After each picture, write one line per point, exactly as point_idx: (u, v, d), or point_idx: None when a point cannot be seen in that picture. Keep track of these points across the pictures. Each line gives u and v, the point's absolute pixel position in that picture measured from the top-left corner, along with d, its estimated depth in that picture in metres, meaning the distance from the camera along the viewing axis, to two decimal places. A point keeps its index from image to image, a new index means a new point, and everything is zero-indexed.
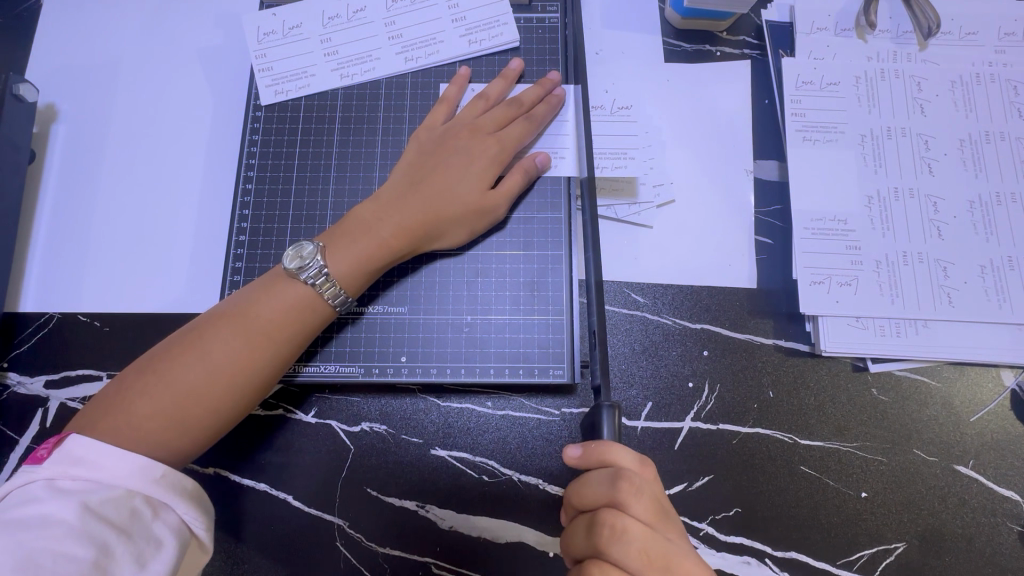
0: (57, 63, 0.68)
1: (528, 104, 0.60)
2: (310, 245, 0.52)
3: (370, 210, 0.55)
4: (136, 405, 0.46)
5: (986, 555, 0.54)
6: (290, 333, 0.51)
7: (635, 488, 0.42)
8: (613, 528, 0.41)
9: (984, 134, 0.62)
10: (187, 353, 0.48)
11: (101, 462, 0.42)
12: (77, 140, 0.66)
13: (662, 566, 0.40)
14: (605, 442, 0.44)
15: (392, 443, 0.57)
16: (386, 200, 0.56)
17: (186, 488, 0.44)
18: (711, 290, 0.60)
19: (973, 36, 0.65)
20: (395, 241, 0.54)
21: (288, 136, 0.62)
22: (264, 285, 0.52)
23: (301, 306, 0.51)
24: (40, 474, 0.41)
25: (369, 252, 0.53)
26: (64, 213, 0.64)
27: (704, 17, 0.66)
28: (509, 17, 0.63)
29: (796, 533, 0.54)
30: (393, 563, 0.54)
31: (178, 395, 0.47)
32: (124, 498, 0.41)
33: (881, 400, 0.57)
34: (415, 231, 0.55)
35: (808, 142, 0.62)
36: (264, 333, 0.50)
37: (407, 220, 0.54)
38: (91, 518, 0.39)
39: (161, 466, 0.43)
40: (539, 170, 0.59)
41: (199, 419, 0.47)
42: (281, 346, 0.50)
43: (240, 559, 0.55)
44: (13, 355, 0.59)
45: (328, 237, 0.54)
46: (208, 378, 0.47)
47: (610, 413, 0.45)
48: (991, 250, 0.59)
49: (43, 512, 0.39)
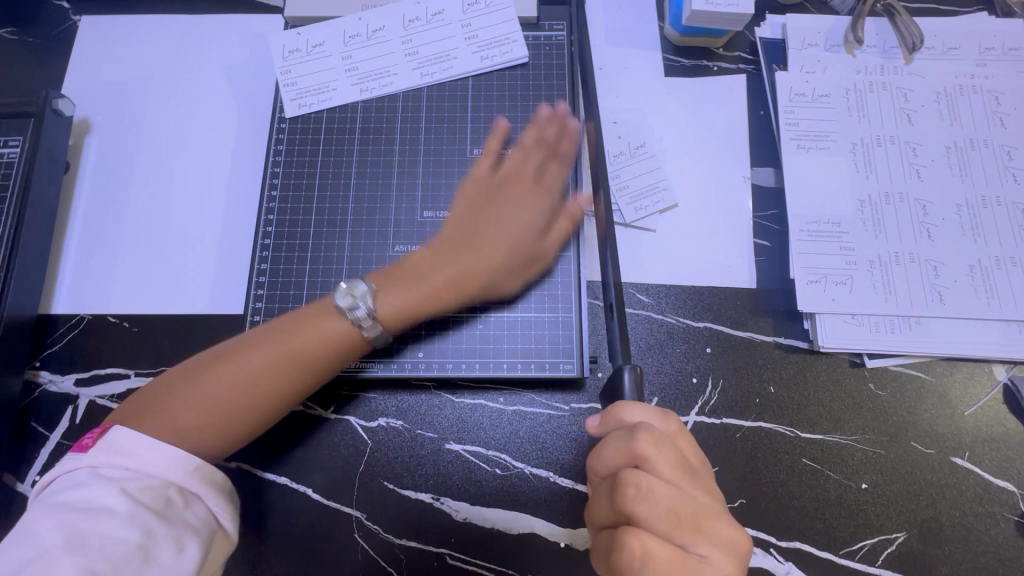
0: (91, 80, 0.72)
1: (559, 146, 0.63)
2: (361, 285, 0.54)
3: (426, 257, 0.58)
4: (174, 412, 0.48)
5: (984, 545, 0.55)
6: (328, 364, 0.53)
7: (658, 448, 0.42)
8: (638, 488, 0.41)
9: (969, 142, 0.65)
10: (230, 365, 0.50)
11: (141, 453, 0.44)
12: (110, 153, 0.70)
13: (692, 525, 0.41)
14: (619, 404, 0.46)
15: (408, 437, 0.59)
16: (440, 248, 0.59)
17: (216, 479, 0.46)
18: (713, 291, 0.63)
19: (956, 51, 0.69)
20: (444, 292, 0.57)
21: (310, 146, 0.66)
22: (305, 316, 0.54)
23: (340, 341, 0.53)
24: (84, 463, 0.43)
25: (421, 301, 0.56)
26: (96, 223, 0.67)
27: (702, 34, 0.70)
28: (519, 36, 0.67)
29: (799, 525, 0.56)
30: (409, 554, 0.56)
31: (217, 405, 0.49)
32: (161, 487, 0.43)
33: (878, 394, 0.59)
34: (466, 285, 0.58)
35: (803, 150, 0.66)
36: (291, 361, 0.51)
37: (456, 271, 0.57)
38: (135, 504, 0.41)
39: (194, 459, 0.45)
40: (584, 214, 0.61)
41: (234, 431, 0.50)
42: (309, 368, 0.52)
43: (261, 551, 0.56)
44: (45, 356, 0.62)
45: (380, 280, 0.57)
46: (241, 395, 0.50)
47: (631, 372, 0.47)
48: (978, 250, 0.61)
49: (88, 496, 0.41)
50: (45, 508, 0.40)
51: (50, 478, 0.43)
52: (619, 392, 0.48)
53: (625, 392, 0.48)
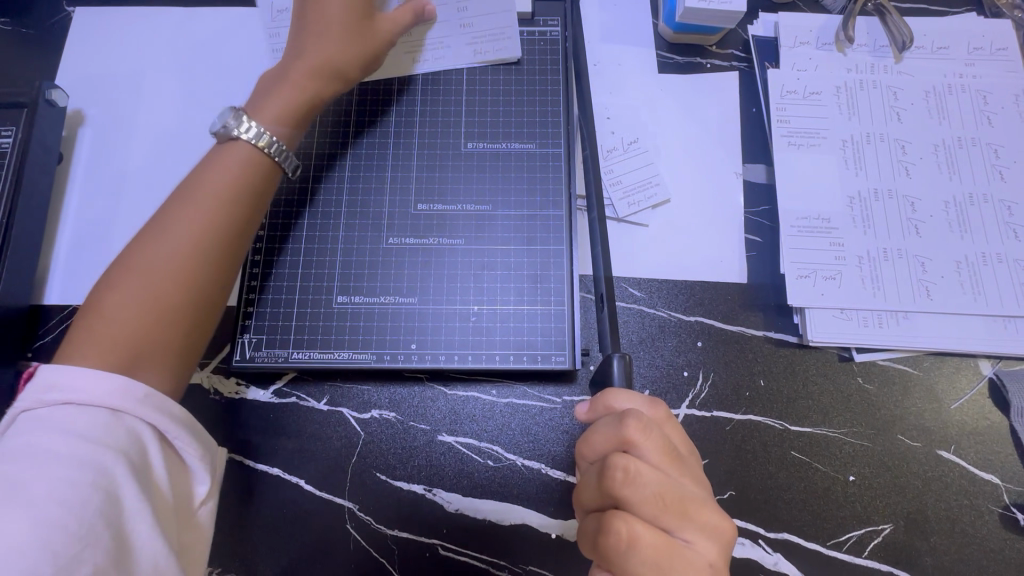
0: (85, 71, 0.72)
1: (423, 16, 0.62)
2: (232, 117, 0.52)
3: (290, 51, 0.57)
4: (100, 331, 0.44)
5: (969, 537, 0.56)
6: (250, 164, 0.52)
7: (645, 433, 0.43)
8: (627, 471, 0.41)
9: (957, 140, 0.66)
10: (145, 264, 0.46)
11: (77, 385, 0.41)
12: (103, 144, 0.69)
13: (679, 511, 0.41)
14: (607, 391, 0.47)
15: (401, 429, 0.60)
16: (310, 52, 0.56)
17: (175, 414, 0.44)
18: (704, 285, 0.64)
19: (945, 50, 0.70)
20: (308, 82, 0.56)
21: (305, 138, 0.66)
22: (210, 158, 0.52)
23: (256, 153, 0.52)
24: (20, 409, 0.41)
25: (291, 100, 0.55)
26: (88, 214, 0.67)
27: (695, 31, 0.71)
28: (514, 31, 0.67)
29: (787, 516, 0.57)
30: (401, 545, 0.56)
31: (145, 308, 0.45)
32: (117, 424, 0.41)
33: (866, 388, 0.60)
34: (332, 73, 0.57)
35: (794, 146, 0.66)
36: (217, 199, 0.49)
37: (309, 66, 0.56)
38: (82, 444, 0.39)
39: (143, 386, 0.43)
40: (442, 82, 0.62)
41: (176, 321, 0.46)
42: (235, 216, 0.50)
43: (253, 542, 0.57)
44: (37, 347, 0.62)
45: (254, 101, 0.55)
46: (179, 259, 0.47)
47: (620, 359, 0.49)
48: (965, 247, 0.62)
49: (30, 442, 0.38)
50: None
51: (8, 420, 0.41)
52: (609, 378, 0.49)
53: (615, 378, 0.49)
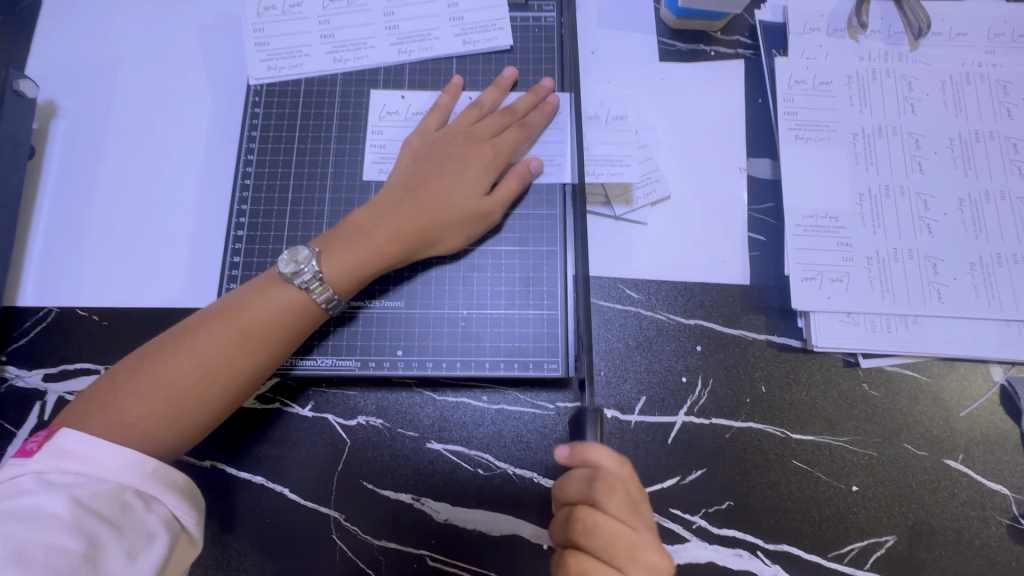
0: (57, 59, 0.69)
1: (527, 120, 0.60)
2: (305, 250, 0.52)
3: (365, 214, 0.55)
4: (124, 409, 0.46)
5: (975, 548, 0.54)
6: (276, 339, 0.51)
7: (608, 488, 0.43)
8: (584, 524, 0.42)
9: (973, 133, 0.62)
10: (179, 355, 0.48)
11: (92, 455, 0.42)
12: (76, 137, 0.66)
13: (630, 559, 0.42)
14: (587, 442, 0.45)
15: (388, 437, 0.57)
16: (382, 206, 0.56)
17: (176, 483, 0.44)
18: (705, 287, 0.61)
19: (963, 37, 0.66)
20: (391, 248, 0.54)
21: (286, 131, 0.63)
22: (254, 289, 0.52)
23: (288, 313, 0.51)
24: (30, 468, 0.41)
25: (364, 258, 0.53)
26: (63, 211, 0.64)
27: (699, 17, 0.67)
28: (506, 22, 0.64)
29: (788, 528, 0.55)
30: (388, 555, 0.55)
31: (171, 395, 0.47)
32: (115, 492, 0.41)
33: (871, 395, 0.58)
34: (411, 239, 0.55)
35: (801, 140, 0.63)
36: (251, 336, 0.50)
37: (401, 228, 0.55)
38: (82, 511, 0.39)
39: (152, 460, 0.43)
40: (533, 176, 0.59)
41: (193, 412, 0.48)
42: (274, 321, 0.51)
43: (236, 552, 0.55)
44: (11, 349, 0.59)
45: (325, 242, 0.54)
46: (201, 381, 0.48)
47: (594, 417, 0.45)
48: (979, 247, 0.59)
49: (34, 504, 0.39)
50: None
51: None
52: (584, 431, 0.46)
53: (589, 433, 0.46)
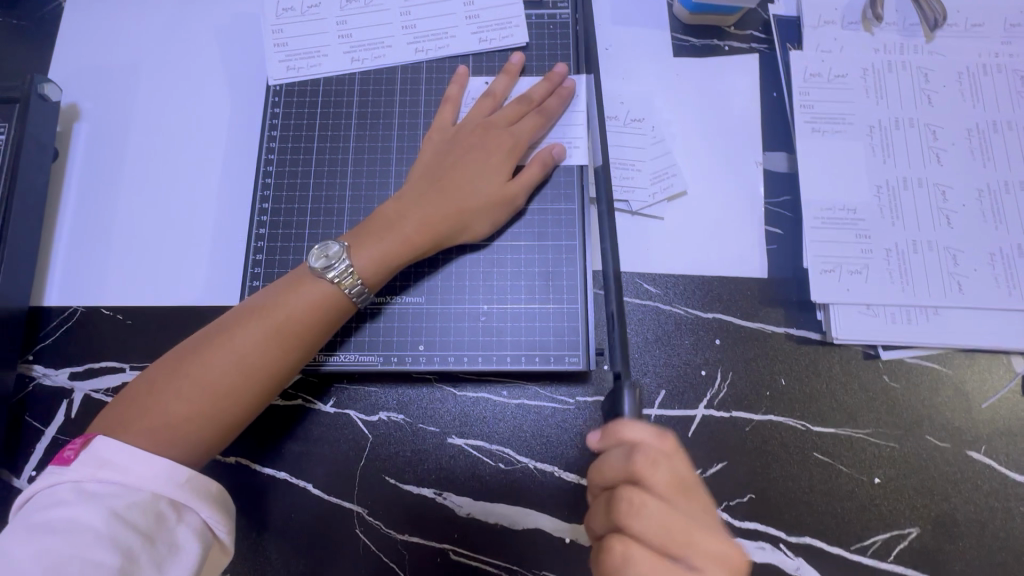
0: (79, 63, 0.70)
1: (543, 106, 0.60)
2: (336, 245, 0.53)
3: (392, 207, 0.56)
4: (163, 413, 0.47)
5: (1000, 540, 0.54)
6: (309, 335, 0.51)
7: (654, 466, 0.42)
8: (630, 503, 0.42)
9: (992, 124, 0.62)
10: (214, 355, 0.49)
11: (129, 465, 0.43)
12: (99, 139, 0.67)
13: (683, 539, 0.41)
14: (626, 420, 0.45)
15: (410, 432, 0.58)
16: (409, 198, 0.56)
17: (210, 493, 0.45)
18: (723, 280, 0.61)
19: (979, 27, 0.66)
20: (420, 239, 0.55)
21: (306, 131, 0.63)
22: (284, 287, 0.52)
23: (321, 309, 0.52)
24: (67, 477, 0.42)
25: (394, 250, 0.54)
26: (88, 212, 0.65)
27: (713, 12, 0.67)
28: (521, 19, 0.65)
29: (811, 519, 0.55)
30: (412, 550, 0.55)
31: (208, 396, 0.48)
32: (149, 503, 0.42)
33: (892, 387, 0.58)
34: (438, 230, 0.55)
35: (818, 133, 0.63)
36: (284, 334, 0.50)
37: (429, 219, 0.55)
38: (118, 525, 0.40)
39: (186, 470, 0.44)
40: (556, 162, 0.60)
41: (230, 411, 0.48)
42: (305, 317, 0.51)
43: (262, 547, 0.56)
44: (38, 349, 0.60)
45: (353, 236, 0.55)
46: (237, 381, 0.48)
47: (631, 390, 0.47)
48: (999, 238, 0.59)
49: (71, 517, 0.40)
50: (26, 529, 0.39)
51: (30, 492, 0.42)
52: (618, 408, 0.47)
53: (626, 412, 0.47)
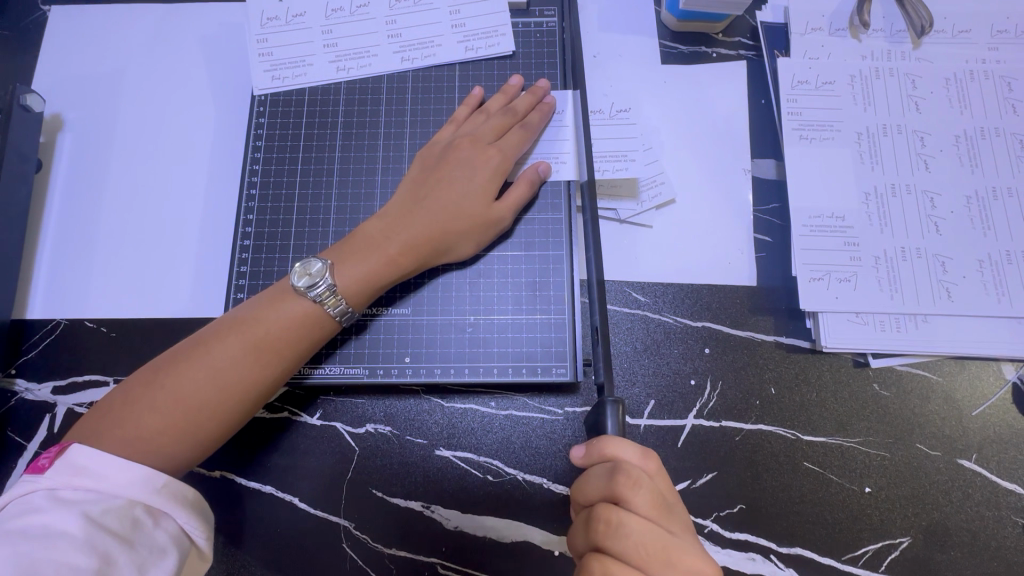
0: (63, 73, 0.69)
1: (527, 120, 0.60)
2: (318, 263, 0.53)
3: (377, 226, 0.55)
4: (139, 424, 0.46)
5: (991, 550, 0.54)
6: (291, 349, 0.51)
7: (633, 484, 0.42)
8: (608, 523, 0.42)
9: (979, 130, 0.62)
10: (193, 367, 0.48)
11: (103, 471, 0.42)
12: (84, 150, 0.67)
13: (662, 559, 0.41)
14: (605, 438, 0.45)
15: (397, 444, 0.57)
16: (394, 217, 0.56)
17: (186, 498, 0.45)
18: (712, 289, 0.61)
19: (966, 34, 0.66)
20: (404, 258, 0.54)
21: (291, 141, 0.63)
22: (268, 299, 0.52)
23: (303, 324, 0.51)
24: (42, 485, 0.41)
25: (378, 269, 0.53)
26: (71, 223, 0.64)
27: (700, 19, 0.67)
28: (507, 28, 0.64)
29: (802, 530, 0.54)
30: (399, 564, 0.54)
31: (186, 409, 0.47)
32: (125, 508, 0.42)
33: (882, 395, 0.57)
34: (423, 249, 0.55)
35: (806, 140, 0.63)
36: (267, 348, 0.50)
37: (414, 237, 0.55)
38: (95, 529, 0.39)
39: (163, 476, 0.44)
40: (543, 179, 0.59)
41: (208, 425, 0.48)
42: (288, 331, 0.51)
43: (247, 561, 0.55)
44: (21, 362, 0.60)
45: (336, 253, 0.54)
46: (216, 395, 0.48)
47: (614, 408, 0.46)
48: (988, 244, 0.59)
49: (45, 523, 0.39)
50: None
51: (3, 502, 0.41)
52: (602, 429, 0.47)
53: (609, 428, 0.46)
